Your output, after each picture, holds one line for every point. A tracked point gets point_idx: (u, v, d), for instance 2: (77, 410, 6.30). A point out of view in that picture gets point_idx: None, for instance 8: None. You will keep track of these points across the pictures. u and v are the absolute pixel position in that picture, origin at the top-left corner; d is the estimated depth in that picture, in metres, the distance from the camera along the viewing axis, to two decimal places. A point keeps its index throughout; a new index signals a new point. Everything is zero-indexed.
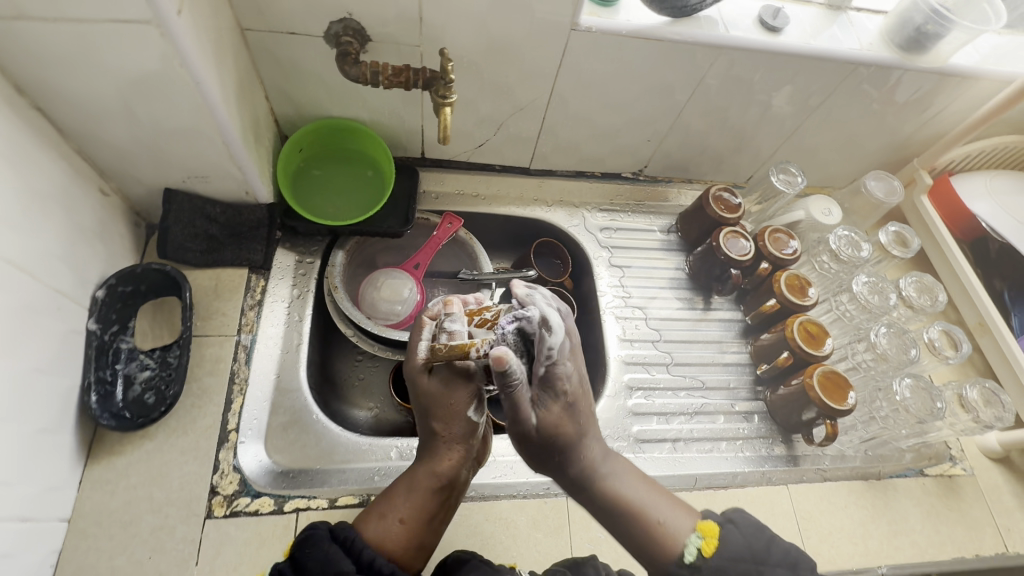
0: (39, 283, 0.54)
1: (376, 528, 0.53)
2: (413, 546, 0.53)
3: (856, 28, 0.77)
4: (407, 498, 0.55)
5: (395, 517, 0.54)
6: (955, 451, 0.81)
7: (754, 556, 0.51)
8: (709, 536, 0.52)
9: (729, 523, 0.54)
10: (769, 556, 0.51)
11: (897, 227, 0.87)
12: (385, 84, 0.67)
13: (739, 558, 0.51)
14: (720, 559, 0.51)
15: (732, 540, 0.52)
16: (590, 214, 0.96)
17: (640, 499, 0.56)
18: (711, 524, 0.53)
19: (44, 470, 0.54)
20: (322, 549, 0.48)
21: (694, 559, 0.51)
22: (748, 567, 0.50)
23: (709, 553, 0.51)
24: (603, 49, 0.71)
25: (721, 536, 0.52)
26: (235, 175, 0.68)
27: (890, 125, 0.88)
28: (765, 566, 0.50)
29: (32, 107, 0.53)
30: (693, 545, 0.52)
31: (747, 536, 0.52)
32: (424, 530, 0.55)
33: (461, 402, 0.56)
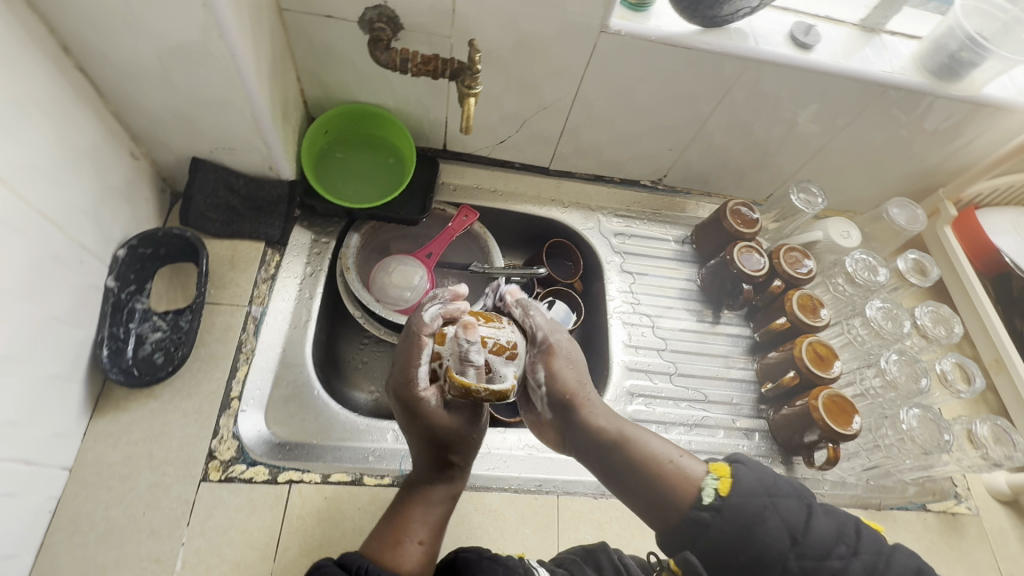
0: (64, 235, 0.56)
1: (397, 557, 0.51)
2: (431, 562, 0.53)
3: (888, 51, 0.77)
4: (419, 519, 0.54)
5: (414, 541, 0.53)
6: (960, 489, 0.79)
7: (767, 492, 0.51)
8: (723, 475, 0.52)
9: (739, 463, 0.53)
10: (781, 490, 0.51)
11: (916, 255, 0.85)
12: (413, 72, 0.68)
13: (754, 493, 0.50)
14: (737, 496, 0.50)
15: (744, 479, 0.52)
16: (605, 218, 0.96)
17: (648, 449, 0.57)
18: (722, 465, 0.54)
19: (51, 416, 0.55)
20: None
21: (712, 499, 0.51)
22: (762, 501, 0.50)
23: (726, 492, 0.51)
24: (631, 53, 0.71)
25: (734, 475, 0.52)
26: (260, 150, 0.70)
27: (917, 152, 0.87)
28: (779, 499, 0.50)
29: (75, 66, 0.56)
30: (710, 486, 0.52)
31: (759, 473, 0.52)
32: (438, 545, 0.55)
33: (462, 419, 0.56)
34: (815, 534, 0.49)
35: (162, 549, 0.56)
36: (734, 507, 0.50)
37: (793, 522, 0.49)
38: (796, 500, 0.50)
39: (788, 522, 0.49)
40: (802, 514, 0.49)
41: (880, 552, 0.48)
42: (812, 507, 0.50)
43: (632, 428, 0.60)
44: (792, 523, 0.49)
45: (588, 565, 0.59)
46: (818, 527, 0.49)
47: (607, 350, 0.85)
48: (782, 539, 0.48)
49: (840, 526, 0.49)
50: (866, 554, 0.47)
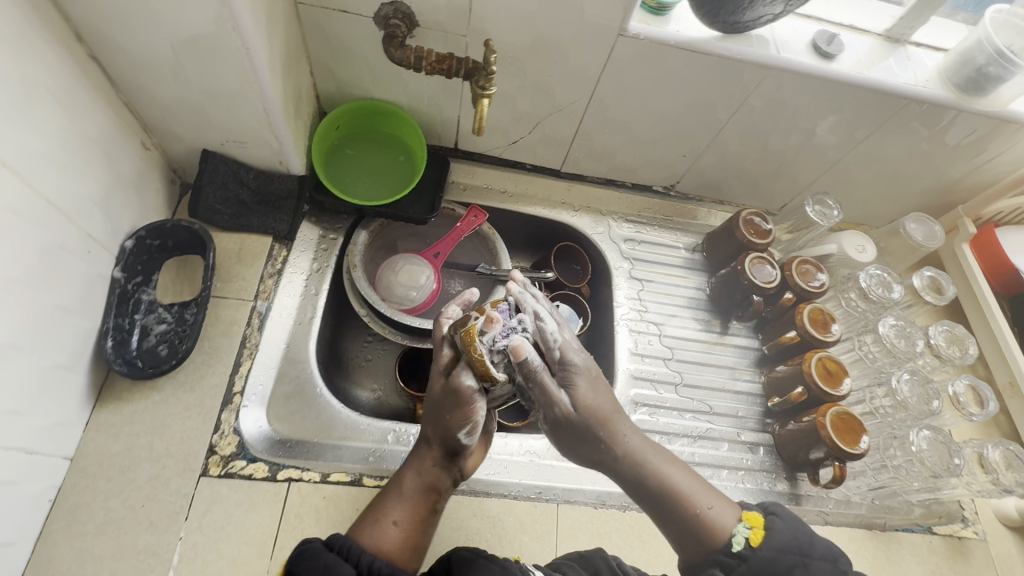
0: (73, 224, 0.56)
1: (370, 534, 0.52)
2: (409, 545, 0.52)
3: (913, 63, 0.75)
4: (400, 501, 0.54)
5: (388, 519, 0.53)
6: (968, 513, 0.78)
7: (799, 551, 0.52)
8: (756, 526, 0.55)
9: (774, 516, 0.56)
10: (815, 550, 0.53)
11: (933, 273, 0.83)
12: (428, 70, 0.67)
13: (785, 549, 0.52)
14: (768, 547, 0.53)
15: (779, 532, 0.54)
16: (616, 223, 0.95)
17: (684, 488, 0.58)
18: (756, 515, 0.56)
19: (54, 406, 0.55)
20: (319, 561, 0.46)
21: (741, 548, 0.54)
22: (794, 558, 0.52)
23: (758, 542, 0.54)
24: (649, 57, 0.70)
25: (768, 527, 0.54)
26: (271, 144, 0.69)
27: (937, 167, 0.85)
28: (811, 558, 0.52)
29: (88, 55, 0.55)
30: (741, 535, 0.55)
31: (794, 528, 0.54)
32: (420, 528, 0.54)
33: (455, 419, 0.55)
34: None
35: (160, 542, 0.56)
36: (764, 558, 0.52)
37: None
38: (829, 563, 0.52)
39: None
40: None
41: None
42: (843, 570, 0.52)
43: (660, 463, 0.59)
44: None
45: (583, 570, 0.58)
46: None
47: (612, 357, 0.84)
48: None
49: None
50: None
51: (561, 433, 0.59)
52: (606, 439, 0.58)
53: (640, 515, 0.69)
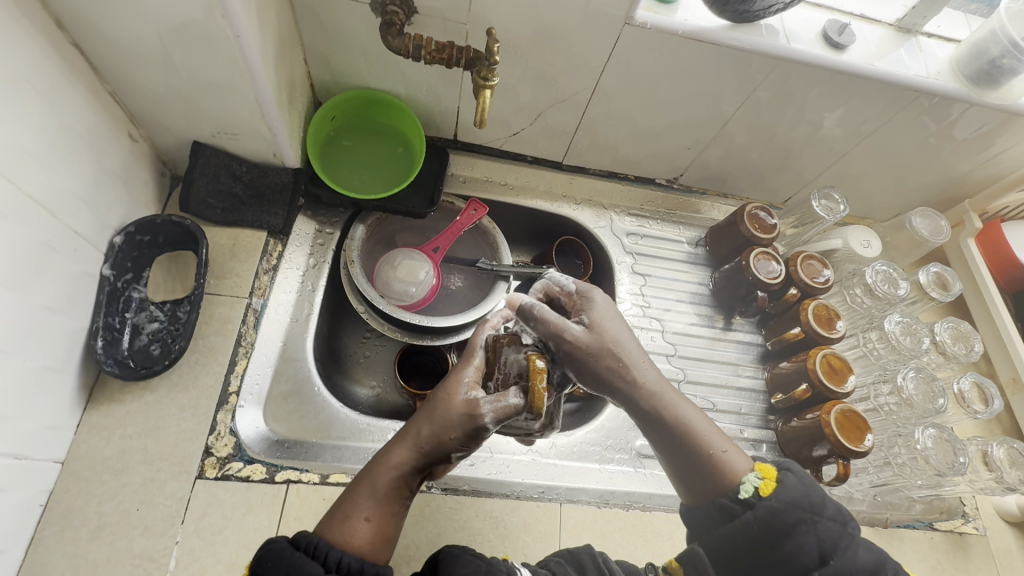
0: (58, 221, 0.54)
1: (339, 528, 0.48)
2: (380, 540, 0.50)
3: (925, 55, 0.73)
4: (373, 496, 0.50)
5: (358, 515, 0.49)
6: (968, 509, 0.78)
7: (808, 509, 0.50)
8: (768, 478, 0.53)
9: (788, 471, 0.54)
10: (826, 510, 0.51)
11: (939, 268, 0.83)
12: (427, 59, 0.64)
13: (794, 503, 0.50)
14: (777, 499, 0.51)
15: (790, 486, 0.52)
16: (618, 217, 0.94)
17: (699, 427, 0.57)
18: (770, 468, 0.54)
19: (43, 409, 0.53)
20: (283, 560, 0.45)
21: (749, 495, 0.52)
22: (801, 515, 0.50)
23: (766, 493, 0.52)
24: (656, 47, 0.68)
25: (780, 480, 0.53)
26: (264, 136, 0.67)
27: (944, 161, 0.84)
28: (819, 516, 0.50)
29: (69, 42, 0.52)
30: (751, 484, 0.53)
31: (806, 485, 0.52)
32: (390, 523, 0.51)
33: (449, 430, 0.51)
34: (851, 560, 0.48)
35: (155, 546, 0.55)
36: (770, 511, 0.51)
37: (827, 542, 0.49)
38: (838, 524, 0.50)
39: (821, 539, 0.49)
40: (841, 539, 0.49)
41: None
42: (852, 531, 0.50)
43: (679, 399, 0.58)
44: (825, 543, 0.49)
45: (571, 566, 0.57)
46: (856, 556, 0.49)
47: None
48: (808, 557, 0.49)
49: (880, 562, 0.49)
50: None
51: (579, 369, 0.58)
52: (621, 375, 0.57)
53: (643, 514, 0.68)
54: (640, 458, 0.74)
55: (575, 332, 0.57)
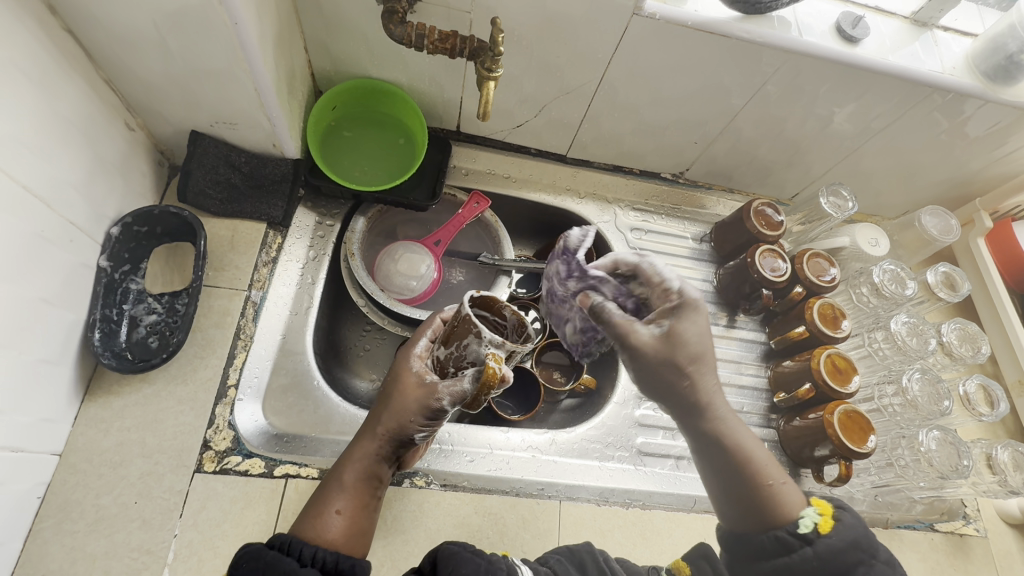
0: (53, 212, 0.53)
1: (313, 523, 0.50)
2: (352, 532, 0.51)
3: (940, 49, 0.71)
4: (342, 489, 0.52)
5: (331, 509, 0.51)
6: (969, 510, 0.77)
7: (865, 549, 0.48)
8: (826, 514, 0.51)
9: (845, 508, 0.52)
10: (884, 554, 0.49)
11: (947, 268, 0.82)
12: (429, 49, 0.63)
13: (855, 544, 0.48)
14: (837, 537, 0.49)
15: (848, 522, 0.50)
16: (622, 211, 0.92)
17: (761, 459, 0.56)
18: (827, 505, 0.53)
19: (39, 402, 0.53)
20: (260, 559, 0.45)
21: (808, 531, 0.50)
22: (860, 554, 0.48)
23: (826, 530, 0.50)
24: (664, 38, 0.66)
25: (838, 516, 0.51)
26: (264, 126, 0.66)
27: (955, 158, 0.82)
28: (880, 561, 0.48)
29: (63, 28, 0.51)
30: (809, 519, 0.51)
31: (862, 526, 0.51)
32: (362, 516, 0.53)
33: (409, 417, 0.53)
34: None
35: (153, 540, 0.55)
36: (829, 544, 0.49)
37: None
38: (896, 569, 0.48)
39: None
40: None
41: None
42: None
43: (750, 437, 0.57)
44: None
45: (572, 565, 0.57)
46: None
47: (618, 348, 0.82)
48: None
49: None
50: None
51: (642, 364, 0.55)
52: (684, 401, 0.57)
53: (643, 511, 0.68)
54: (640, 455, 0.74)
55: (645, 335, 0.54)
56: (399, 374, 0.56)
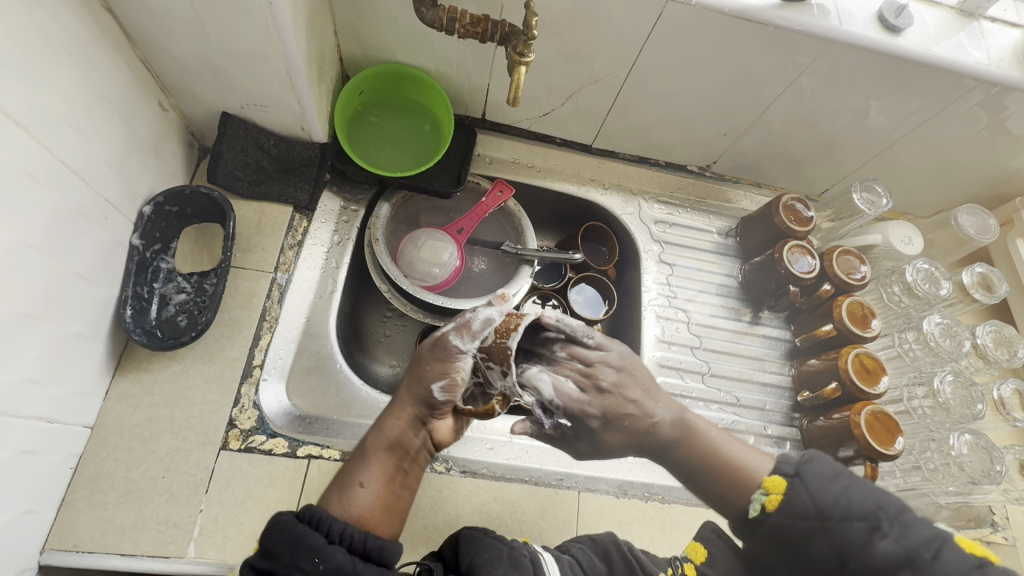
0: (90, 188, 0.54)
1: (336, 497, 0.50)
2: (374, 507, 0.50)
3: (987, 41, 0.69)
4: (367, 462, 0.52)
5: (355, 483, 0.51)
6: (998, 518, 0.74)
7: (817, 515, 0.47)
8: (775, 492, 0.50)
9: (796, 476, 0.50)
10: (840, 512, 0.47)
11: (984, 268, 0.80)
12: (461, 33, 0.62)
13: (801, 516, 0.48)
14: (783, 515, 0.49)
15: (796, 498, 0.49)
16: (647, 203, 0.91)
17: (713, 446, 0.56)
18: (779, 479, 0.51)
19: (72, 375, 0.54)
20: (287, 533, 0.45)
21: (758, 513, 0.50)
22: (812, 523, 0.47)
23: (773, 508, 0.49)
24: (699, 25, 0.64)
25: (787, 492, 0.49)
26: (293, 109, 0.66)
27: (996, 155, 0.80)
28: (836, 522, 0.46)
29: (103, 6, 0.52)
30: (757, 500, 0.51)
31: (816, 491, 0.48)
32: (389, 492, 0.52)
33: (430, 374, 0.54)
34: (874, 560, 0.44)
35: (180, 514, 0.56)
36: (777, 526, 0.49)
37: (848, 545, 0.46)
38: (858, 522, 0.46)
39: (840, 543, 0.46)
40: (860, 539, 0.45)
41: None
42: (879, 528, 0.45)
43: (699, 441, 0.57)
44: (847, 546, 0.46)
45: (594, 554, 0.57)
46: (877, 550, 0.45)
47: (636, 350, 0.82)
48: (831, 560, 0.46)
49: (909, 552, 0.43)
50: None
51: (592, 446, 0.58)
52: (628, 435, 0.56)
53: (662, 506, 0.68)
54: None
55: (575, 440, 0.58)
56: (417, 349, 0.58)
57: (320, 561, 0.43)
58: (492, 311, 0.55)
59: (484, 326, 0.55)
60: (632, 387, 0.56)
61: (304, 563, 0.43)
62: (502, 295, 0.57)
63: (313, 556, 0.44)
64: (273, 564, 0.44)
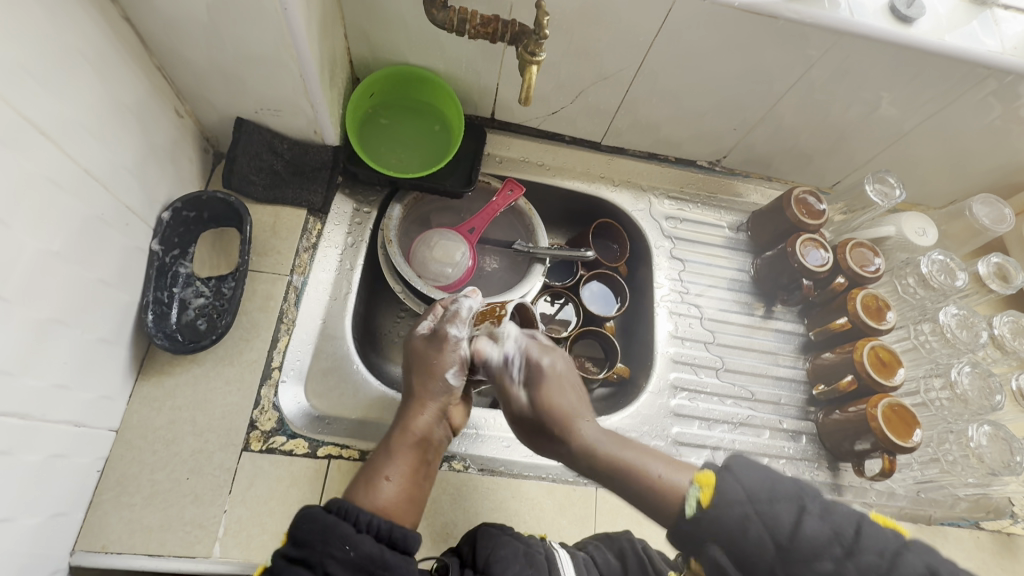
0: (112, 196, 0.55)
1: (366, 497, 0.51)
2: (404, 499, 0.53)
3: (1001, 28, 0.68)
4: (390, 458, 0.55)
5: (380, 476, 0.53)
6: (1018, 509, 0.74)
7: (750, 499, 0.47)
8: (705, 485, 0.50)
9: (727, 470, 0.50)
10: (767, 496, 0.47)
11: (1000, 258, 0.80)
12: (471, 34, 0.62)
13: (734, 505, 0.47)
14: (718, 508, 0.48)
15: (727, 488, 0.49)
16: (657, 200, 0.91)
17: (634, 459, 0.57)
18: (708, 474, 0.51)
19: (98, 379, 0.55)
20: (318, 523, 0.46)
21: (694, 511, 0.49)
22: (746, 509, 0.47)
23: (708, 503, 0.49)
24: (708, 21, 0.64)
25: (716, 484, 0.49)
26: (306, 113, 0.67)
27: (1011, 144, 0.79)
28: (766, 506, 0.47)
29: (122, 16, 0.52)
30: (693, 497, 0.50)
31: (746, 481, 0.48)
32: (413, 484, 0.54)
33: (441, 361, 0.61)
34: (804, 539, 0.45)
35: (204, 514, 0.56)
36: (712, 518, 0.48)
37: (777, 526, 0.46)
38: (788, 504, 0.47)
39: (772, 528, 0.46)
40: (793, 521, 0.46)
41: (884, 549, 0.44)
42: (805, 508, 0.47)
43: (618, 450, 0.58)
44: (778, 530, 0.46)
45: (610, 552, 0.58)
46: (807, 531, 0.45)
47: (652, 359, 0.81)
48: (766, 548, 0.45)
49: (836, 527, 0.45)
50: (865, 555, 0.44)
51: (529, 425, 0.63)
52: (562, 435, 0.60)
53: None
54: (675, 445, 0.75)
55: (521, 400, 0.63)
56: (415, 351, 0.64)
57: (351, 549, 0.44)
58: (472, 302, 0.65)
59: (470, 314, 0.64)
60: (562, 385, 0.63)
61: (335, 551, 0.44)
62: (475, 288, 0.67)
63: (343, 544, 0.45)
64: (306, 552, 0.44)
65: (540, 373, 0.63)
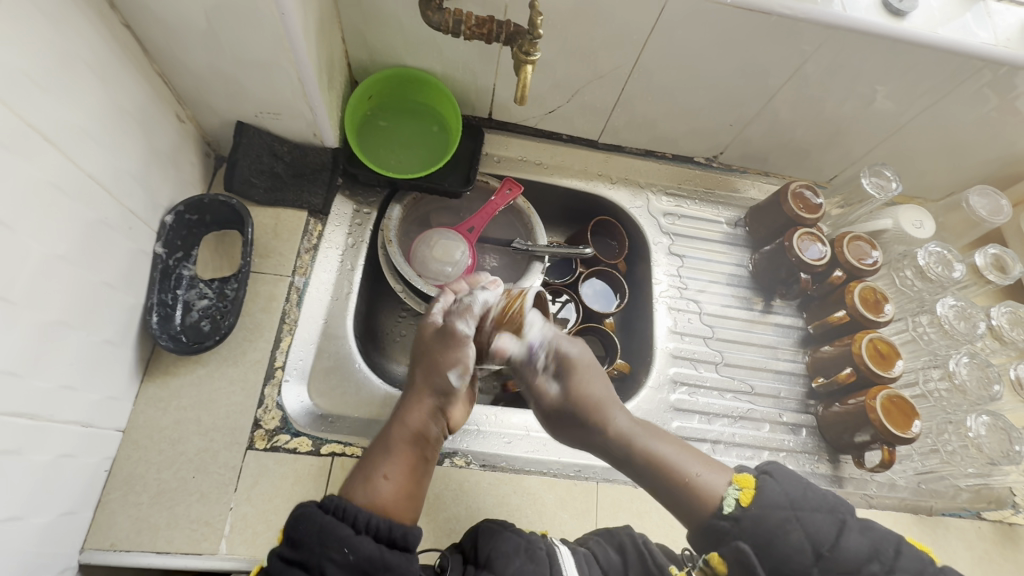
0: (115, 200, 0.56)
1: (364, 494, 0.51)
2: (402, 498, 0.53)
3: (994, 20, 0.68)
4: (389, 456, 0.55)
5: (379, 475, 0.53)
6: (1019, 499, 0.74)
7: (790, 506, 0.51)
8: (746, 487, 0.54)
9: (767, 476, 0.54)
10: (808, 504, 0.51)
11: (998, 250, 0.80)
12: (467, 35, 0.63)
13: (774, 508, 0.51)
14: (758, 508, 0.52)
15: (770, 492, 0.52)
16: (655, 196, 0.91)
17: (672, 458, 0.58)
18: (748, 476, 0.55)
19: (104, 380, 0.56)
20: (314, 526, 0.46)
21: (732, 510, 0.53)
22: (786, 513, 0.51)
23: (747, 503, 0.52)
24: (701, 19, 0.65)
25: (759, 487, 0.53)
26: (305, 116, 0.67)
27: (1007, 135, 0.79)
28: (808, 514, 0.51)
29: (123, 23, 0.53)
30: (732, 497, 0.53)
31: (789, 488, 0.53)
32: (410, 481, 0.54)
33: (446, 358, 0.58)
34: (844, 550, 0.49)
35: (211, 512, 0.57)
36: (756, 518, 0.51)
37: (819, 536, 0.50)
38: (827, 514, 0.51)
39: (812, 535, 0.50)
40: (831, 531, 0.50)
41: (919, 570, 0.48)
42: (845, 523, 0.51)
43: (647, 442, 0.60)
44: (818, 538, 0.49)
45: (611, 548, 0.58)
46: (847, 543, 0.49)
47: (653, 354, 0.81)
48: (804, 552, 0.49)
49: (875, 544, 0.49)
50: (902, 570, 0.48)
51: (559, 419, 0.62)
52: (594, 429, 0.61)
53: None
54: None
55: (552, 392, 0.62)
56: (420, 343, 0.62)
57: (350, 551, 0.45)
58: (489, 295, 0.62)
59: (484, 309, 0.61)
60: (595, 377, 0.63)
61: (333, 552, 0.45)
62: (495, 281, 0.65)
63: (341, 546, 0.45)
64: (303, 554, 0.45)
65: (570, 364, 0.62)
